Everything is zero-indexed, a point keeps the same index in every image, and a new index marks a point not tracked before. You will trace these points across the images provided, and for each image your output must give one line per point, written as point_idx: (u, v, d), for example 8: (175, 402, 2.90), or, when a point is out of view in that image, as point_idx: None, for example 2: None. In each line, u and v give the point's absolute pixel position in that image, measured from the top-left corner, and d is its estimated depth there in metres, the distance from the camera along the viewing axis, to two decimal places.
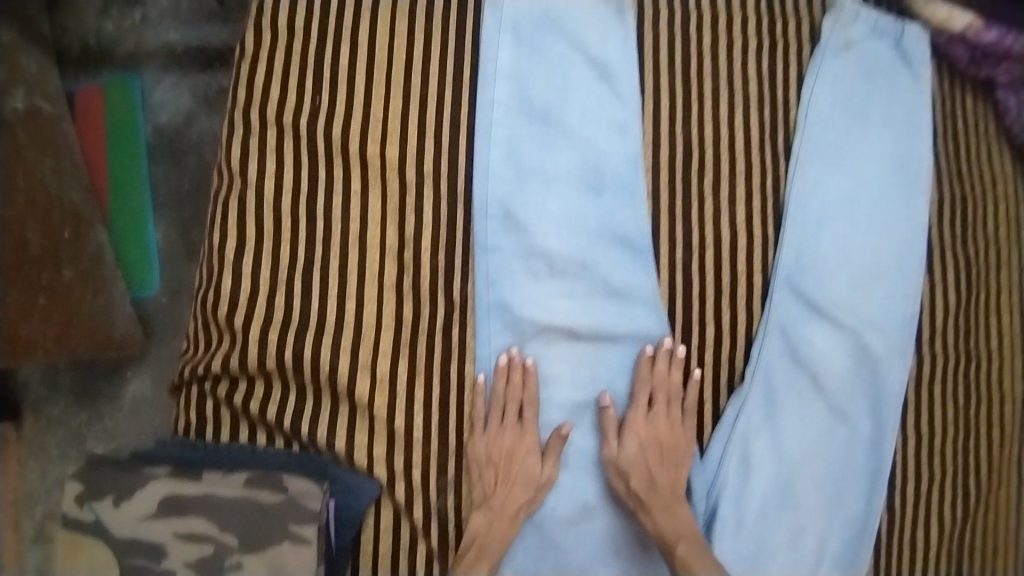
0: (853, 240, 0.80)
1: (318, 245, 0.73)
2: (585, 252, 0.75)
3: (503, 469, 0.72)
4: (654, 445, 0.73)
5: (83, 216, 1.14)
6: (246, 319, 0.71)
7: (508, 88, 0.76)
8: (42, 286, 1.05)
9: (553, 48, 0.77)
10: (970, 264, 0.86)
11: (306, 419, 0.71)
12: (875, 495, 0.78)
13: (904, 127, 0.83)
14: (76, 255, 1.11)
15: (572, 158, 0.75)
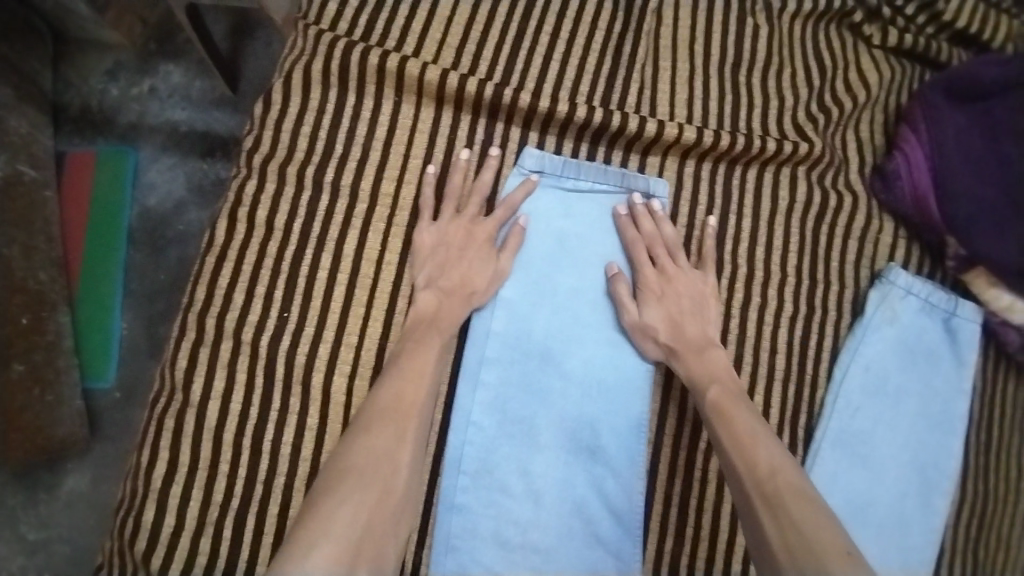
0: (865, 547, 0.71)
1: (258, 484, 0.67)
2: (562, 519, 0.65)
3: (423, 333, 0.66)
4: (679, 299, 0.68)
5: (48, 297, 1.08)
6: (165, 558, 0.65)
7: (504, 321, 0.69)
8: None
9: (564, 280, 0.70)
10: (985, 569, 0.77)
11: None
12: (935, 504, 0.73)
13: (940, 419, 0.74)
14: (32, 347, 1.04)
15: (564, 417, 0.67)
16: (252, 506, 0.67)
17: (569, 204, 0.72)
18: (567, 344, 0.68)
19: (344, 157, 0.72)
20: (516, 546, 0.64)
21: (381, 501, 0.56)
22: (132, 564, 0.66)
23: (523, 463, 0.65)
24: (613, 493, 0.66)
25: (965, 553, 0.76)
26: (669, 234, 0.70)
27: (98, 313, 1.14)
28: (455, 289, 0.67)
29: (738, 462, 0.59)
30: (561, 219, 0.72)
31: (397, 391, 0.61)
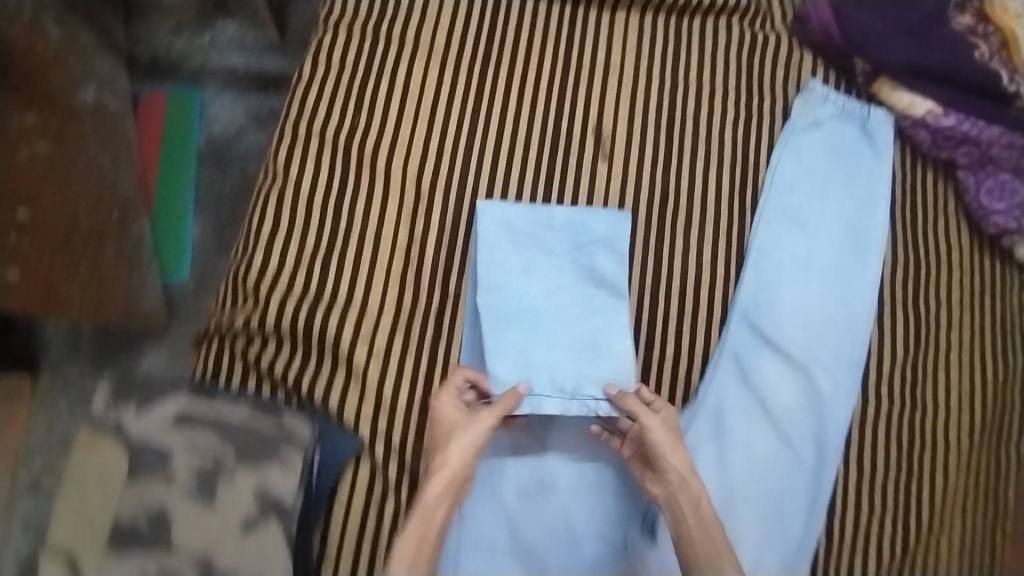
0: (805, 290, 0.88)
1: (340, 236, 0.84)
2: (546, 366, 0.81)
3: (424, 517, 0.70)
4: (674, 481, 0.74)
5: (129, 201, 1.25)
6: (269, 288, 0.82)
7: (501, 223, 0.84)
8: (90, 255, 1.12)
9: (545, 213, 0.86)
10: (922, 319, 0.92)
11: (308, 379, 0.80)
12: (869, 260, 0.90)
13: (866, 196, 0.92)
14: (121, 236, 1.20)
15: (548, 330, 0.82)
16: (331, 255, 0.83)
17: (557, 217, 0.86)
18: (545, 279, 0.84)
19: (391, 12, 0.93)
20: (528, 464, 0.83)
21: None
22: (240, 302, 0.83)
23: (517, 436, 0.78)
24: (609, 513, 0.83)
25: (900, 302, 0.92)
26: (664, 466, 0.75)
27: (172, 218, 1.33)
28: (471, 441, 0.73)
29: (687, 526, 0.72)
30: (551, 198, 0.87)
31: (417, 525, 0.69)
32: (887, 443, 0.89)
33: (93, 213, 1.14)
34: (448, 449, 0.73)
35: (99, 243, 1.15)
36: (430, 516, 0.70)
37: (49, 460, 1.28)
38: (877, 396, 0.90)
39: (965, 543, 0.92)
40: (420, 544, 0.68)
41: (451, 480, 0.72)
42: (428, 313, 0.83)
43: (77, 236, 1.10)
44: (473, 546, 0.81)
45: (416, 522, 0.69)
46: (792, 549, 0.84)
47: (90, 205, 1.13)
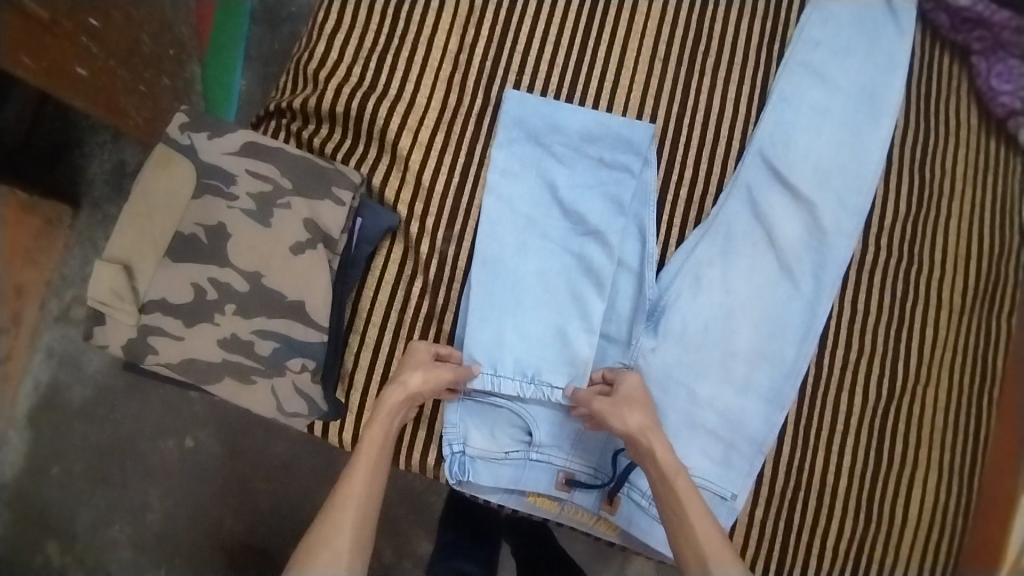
0: (818, 137, 0.95)
1: (395, 38, 0.91)
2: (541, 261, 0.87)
3: (383, 432, 0.75)
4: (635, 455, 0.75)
5: (185, 45, 1.31)
6: (327, 77, 0.89)
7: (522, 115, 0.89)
8: (145, 80, 1.21)
9: (559, 120, 0.89)
10: (925, 184, 0.98)
11: (354, 159, 0.88)
12: (879, 119, 0.97)
13: (883, 63, 0.99)
14: (174, 72, 1.29)
15: (540, 279, 0.87)
16: (387, 53, 0.91)
17: (569, 124, 0.89)
18: (545, 198, 0.88)
19: None
20: (535, 337, 0.86)
21: (358, 539, 0.67)
22: (300, 86, 0.90)
23: (485, 352, 0.84)
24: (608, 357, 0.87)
25: (905, 164, 0.98)
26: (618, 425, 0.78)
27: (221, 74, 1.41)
28: (388, 429, 0.76)
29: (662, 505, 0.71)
30: (567, 159, 0.89)
31: (377, 431, 0.75)
32: (882, 289, 0.95)
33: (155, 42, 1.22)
34: (410, 376, 0.78)
35: (156, 71, 1.24)
36: (356, 486, 0.71)
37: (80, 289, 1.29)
38: (876, 244, 0.96)
39: (948, 395, 0.97)
40: (375, 466, 0.73)
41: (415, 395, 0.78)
42: (469, 116, 0.90)
43: (140, 57, 1.18)
44: (480, 435, 0.85)
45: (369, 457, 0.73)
46: (783, 370, 0.90)
47: (152, 31, 1.20)
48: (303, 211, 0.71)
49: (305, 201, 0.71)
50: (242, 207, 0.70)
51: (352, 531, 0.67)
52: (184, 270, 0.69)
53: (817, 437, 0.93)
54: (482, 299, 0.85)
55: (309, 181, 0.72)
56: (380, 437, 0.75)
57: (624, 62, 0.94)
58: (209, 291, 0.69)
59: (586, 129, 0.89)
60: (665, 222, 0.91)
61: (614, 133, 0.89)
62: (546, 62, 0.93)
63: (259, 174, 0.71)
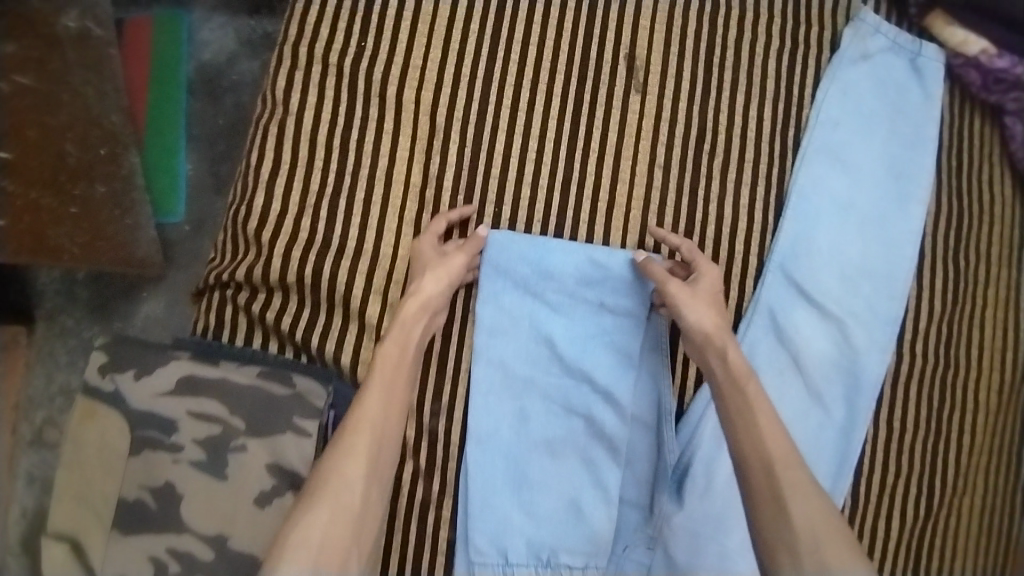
0: (845, 237, 0.84)
1: (347, 176, 0.79)
2: (547, 429, 0.79)
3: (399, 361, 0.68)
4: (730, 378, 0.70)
5: (119, 137, 1.10)
6: (273, 235, 0.77)
7: (507, 261, 0.78)
8: (75, 197, 1.01)
9: (552, 265, 0.78)
10: (959, 273, 0.88)
11: (317, 334, 0.75)
12: (912, 207, 0.85)
13: (911, 139, 0.86)
14: (110, 175, 1.07)
15: (550, 446, 0.79)
16: (342, 195, 0.78)
17: (561, 269, 0.78)
18: (543, 353, 0.79)
19: None
20: (546, 509, 0.78)
21: (368, 490, 0.61)
22: (241, 249, 0.77)
23: (491, 538, 0.77)
24: (629, 523, 0.81)
25: (939, 253, 0.88)
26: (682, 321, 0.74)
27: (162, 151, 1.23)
28: (403, 338, 0.69)
29: (749, 454, 0.65)
30: (564, 307, 0.79)
31: (392, 344, 0.68)
32: (917, 400, 0.87)
33: (79, 152, 1.00)
34: (428, 287, 0.72)
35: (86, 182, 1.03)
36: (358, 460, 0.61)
37: (51, 412, 1.15)
38: (911, 352, 0.87)
39: (987, 500, 0.90)
40: (393, 375, 0.67)
41: (430, 302, 0.72)
42: None
43: (62, 175, 0.97)
44: None
45: (392, 373, 0.67)
46: None
47: (78, 135, 0.99)
48: (264, 455, 0.61)
49: (263, 443, 0.61)
50: (190, 459, 0.60)
51: (352, 520, 0.59)
52: (140, 542, 0.60)
53: None
54: (483, 478, 0.78)
55: (264, 418, 0.61)
56: (400, 351, 0.68)
57: (618, 177, 0.82)
58: (171, 562, 0.59)
59: (583, 270, 0.78)
60: (680, 362, 0.81)
61: (616, 273, 0.78)
62: (529, 185, 0.81)
63: (204, 415, 0.61)
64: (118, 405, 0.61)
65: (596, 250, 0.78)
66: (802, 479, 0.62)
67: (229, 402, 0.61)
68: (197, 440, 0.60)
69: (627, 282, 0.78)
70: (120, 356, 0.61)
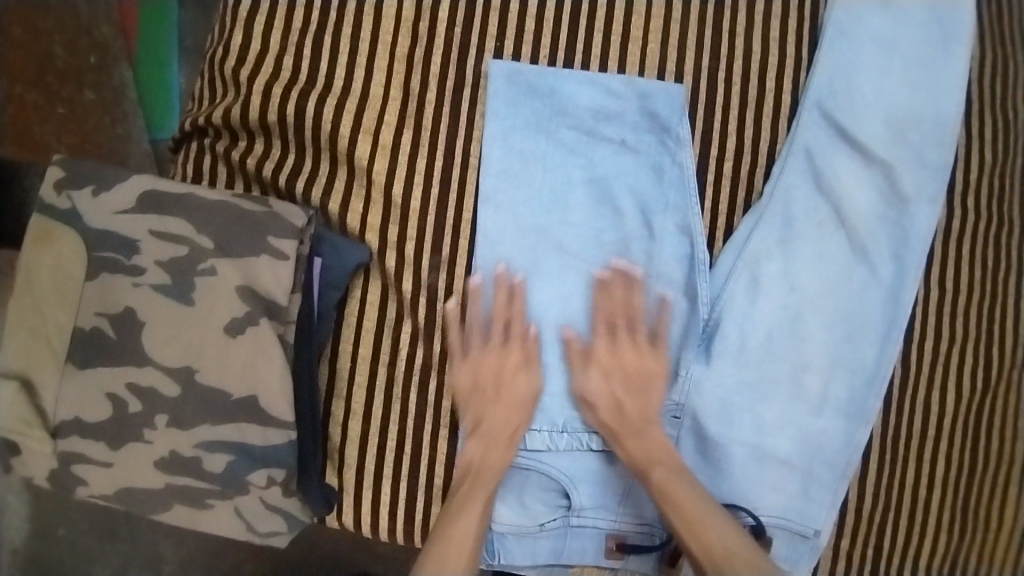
0: (886, 79, 0.74)
1: (333, 10, 0.69)
2: (563, 280, 0.70)
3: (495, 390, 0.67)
4: (621, 372, 0.68)
5: (109, 50, 0.97)
6: (251, 75, 0.69)
7: (520, 94, 0.69)
8: (64, 98, 0.93)
9: (568, 95, 0.69)
10: (1010, 121, 0.79)
11: (303, 180, 0.68)
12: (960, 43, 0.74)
13: None
14: (101, 83, 0.96)
15: (561, 314, 0.69)
16: (328, 31, 0.69)
17: (575, 96, 0.69)
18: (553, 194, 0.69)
19: None
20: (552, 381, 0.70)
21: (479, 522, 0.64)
22: (220, 91, 0.70)
23: None
24: None
25: (987, 97, 0.79)
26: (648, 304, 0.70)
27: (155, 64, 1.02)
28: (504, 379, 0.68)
29: (656, 481, 0.65)
30: (580, 147, 0.70)
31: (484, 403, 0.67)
32: (970, 262, 0.78)
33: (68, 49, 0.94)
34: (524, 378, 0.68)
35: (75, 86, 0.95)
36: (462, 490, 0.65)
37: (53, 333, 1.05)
38: (963, 207, 0.78)
39: None
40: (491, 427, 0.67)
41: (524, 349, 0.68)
42: (438, 105, 0.69)
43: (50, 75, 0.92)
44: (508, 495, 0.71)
45: (501, 410, 0.67)
46: (864, 376, 0.74)
47: (65, 38, 0.93)
48: (234, 277, 0.54)
49: (235, 265, 0.54)
50: (152, 283, 0.53)
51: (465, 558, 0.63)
52: (94, 379, 0.54)
53: (907, 444, 0.78)
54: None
55: (236, 238, 0.54)
56: (495, 370, 0.67)
57: (633, 7, 0.72)
58: (130, 402, 0.54)
59: (597, 104, 0.69)
60: (708, 212, 0.72)
61: (636, 106, 0.70)
62: (534, 17, 0.70)
63: (167, 235, 0.54)
64: (73, 224, 0.54)
65: (614, 79, 0.70)
66: (723, 545, 0.61)
67: (196, 219, 0.54)
68: (160, 260, 0.54)
69: (648, 115, 0.70)
70: (75, 171, 0.55)
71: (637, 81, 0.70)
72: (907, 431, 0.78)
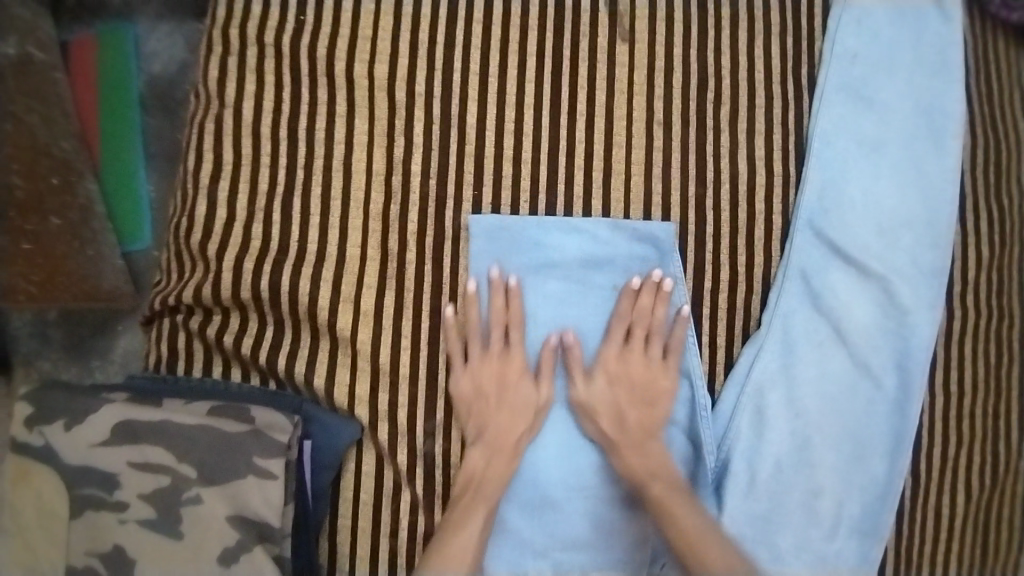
0: (875, 190, 0.73)
1: (301, 169, 0.69)
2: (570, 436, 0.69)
3: (496, 391, 0.68)
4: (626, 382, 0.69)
5: (71, 164, 0.90)
6: (221, 248, 0.68)
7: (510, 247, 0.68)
8: (26, 233, 0.84)
9: (558, 247, 0.68)
10: (1005, 213, 0.78)
11: (284, 354, 0.66)
12: (946, 144, 0.73)
13: (932, 73, 0.74)
14: (65, 206, 0.88)
15: (572, 466, 0.69)
16: (297, 192, 0.69)
17: (559, 246, 0.68)
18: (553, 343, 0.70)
19: None
20: (551, 498, 0.68)
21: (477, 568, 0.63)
22: (189, 266, 0.68)
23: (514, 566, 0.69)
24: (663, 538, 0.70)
25: (982, 191, 0.77)
26: (660, 316, 0.69)
27: (119, 164, 0.96)
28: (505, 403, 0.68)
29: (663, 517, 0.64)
30: (573, 297, 0.69)
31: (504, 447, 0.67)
32: (975, 363, 0.76)
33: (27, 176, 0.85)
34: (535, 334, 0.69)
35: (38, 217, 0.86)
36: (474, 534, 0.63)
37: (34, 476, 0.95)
38: (963, 306, 0.76)
39: None
40: (496, 437, 0.67)
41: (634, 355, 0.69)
42: (421, 263, 0.68)
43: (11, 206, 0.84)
44: None
45: (503, 419, 0.67)
46: (874, 491, 0.73)
47: (24, 167, 0.85)
48: (222, 506, 0.52)
49: (221, 492, 0.52)
50: (137, 518, 0.51)
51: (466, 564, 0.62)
52: None
53: (921, 551, 0.76)
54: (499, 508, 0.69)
55: (219, 462, 0.52)
56: (496, 375, 0.68)
57: (612, 140, 0.70)
58: None
59: (587, 253, 0.68)
60: (706, 344, 0.70)
61: (624, 249, 0.69)
62: (511, 162, 0.69)
63: (148, 465, 0.52)
64: (49, 460, 0.52)
65: (599, 223, 0.69)
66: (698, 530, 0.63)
67: (176, 445, 0.52)
68: (145, 495, 0.52)
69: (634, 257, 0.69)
70: (46, 404, 0.53)
71: (624, 224, 0.69)
72: (921, 540, 0.76)
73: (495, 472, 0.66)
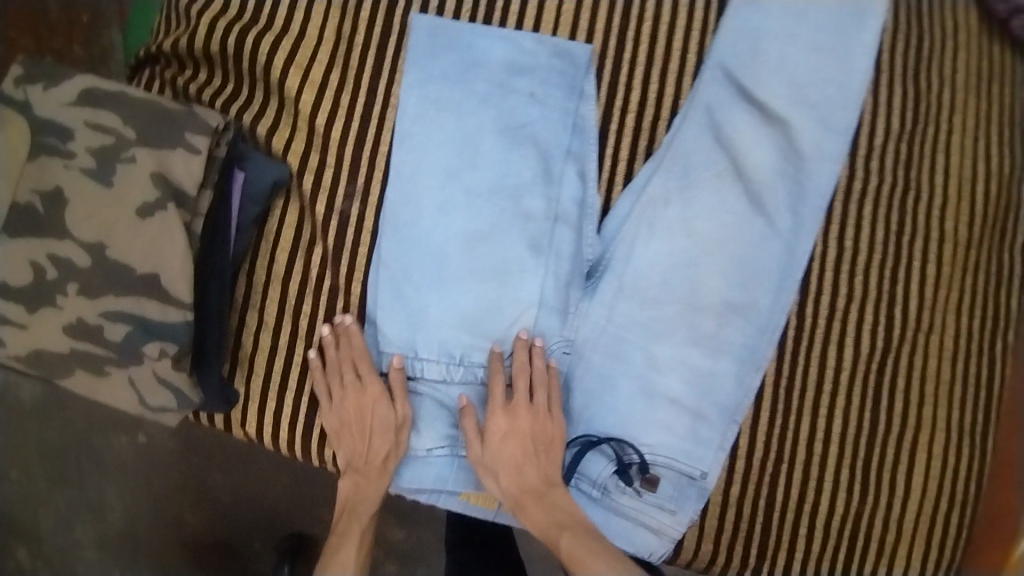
0: (792, 52, 0.76)
1: None
2: (471, 224, 0.73)
3: (361, 426, 0.72)
4: (518, 435, 0.70)
5: (102, 9, 1.04)
6: (202, 9, 0.76)
7: (444, 46, 0.75)
8: None
9: (487, 50, 0.75)
10: (921, 95, 0.83)
11: (237, 105, 0.75)
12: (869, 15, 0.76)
13: None
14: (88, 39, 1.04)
15: (467, 243, 0.73)
16: None
17: (486, 48, 0.75)
18: (463, 144, 0.74)
19: None
20: (445, 270, 0.73)
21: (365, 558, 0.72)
22: (175, 24, 0.78)
23: (400, 337, 0.73)
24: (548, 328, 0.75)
25: (898, 71, 0.83)
26: (540, 367, 0.72)
27: None
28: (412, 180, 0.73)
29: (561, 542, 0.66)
30: (492, 98, 0.74)
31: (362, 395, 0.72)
32: (875, 225, 0.81)
33: None
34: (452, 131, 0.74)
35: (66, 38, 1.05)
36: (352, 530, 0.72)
37: None
38: (865, 170, 0.81)
39: (956, 339, 0.84)
40: (362, 463, 0.72)
41: (518, 410, 0.71)
42: (366, 49, 0.75)
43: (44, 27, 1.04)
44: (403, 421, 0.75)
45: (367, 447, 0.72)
46: (757, 325, 0.77)
47: None
48: (150, 166, 0.60)
49: (152, 154, 0.60)
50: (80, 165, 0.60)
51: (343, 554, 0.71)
52: (16, 248, 0.60)
53: (801, 395, 0.80)
54: (390, 281, 0.73)
55: (158, 132, 0.61)
56: (356, 407, 0.72)
57: None
58: (49, 269, 0.60)
59: (510, 58, 0.75)
60: (610, 157, 0.77)
61: (547, 60, 0.76)
62: None
63: (99, 125, 0.61)
64: (22, 112, 0.61)
65: (526, 36, 0.76)
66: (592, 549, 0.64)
67: (127, 113, 0.61)
68: (90, 148, 0.60)
69: (558, 70, 0.76)
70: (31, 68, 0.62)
71: (548, 40, 0.76)
72: (803, 384, 0.80)
73: (363, 494, 0.72)
